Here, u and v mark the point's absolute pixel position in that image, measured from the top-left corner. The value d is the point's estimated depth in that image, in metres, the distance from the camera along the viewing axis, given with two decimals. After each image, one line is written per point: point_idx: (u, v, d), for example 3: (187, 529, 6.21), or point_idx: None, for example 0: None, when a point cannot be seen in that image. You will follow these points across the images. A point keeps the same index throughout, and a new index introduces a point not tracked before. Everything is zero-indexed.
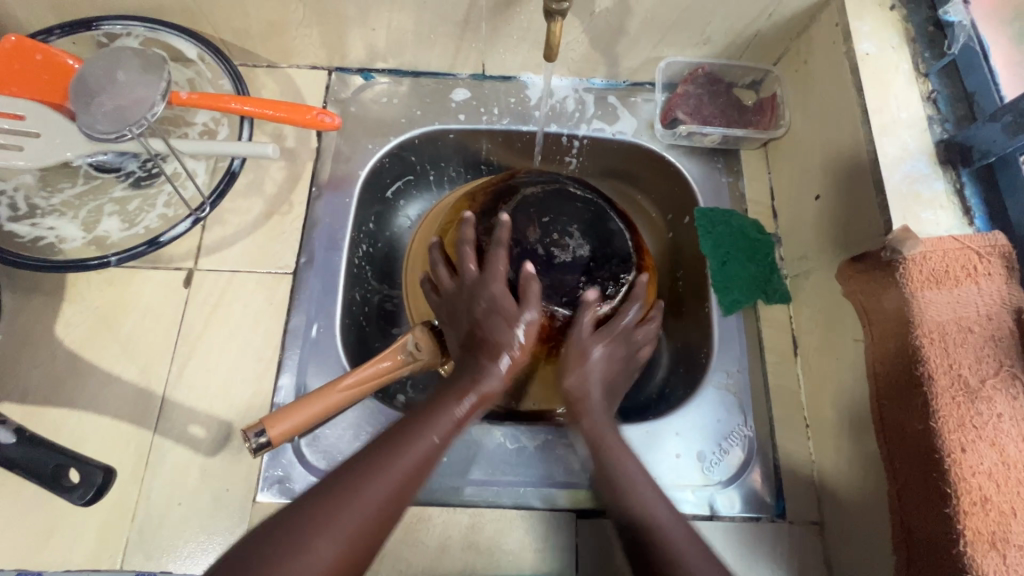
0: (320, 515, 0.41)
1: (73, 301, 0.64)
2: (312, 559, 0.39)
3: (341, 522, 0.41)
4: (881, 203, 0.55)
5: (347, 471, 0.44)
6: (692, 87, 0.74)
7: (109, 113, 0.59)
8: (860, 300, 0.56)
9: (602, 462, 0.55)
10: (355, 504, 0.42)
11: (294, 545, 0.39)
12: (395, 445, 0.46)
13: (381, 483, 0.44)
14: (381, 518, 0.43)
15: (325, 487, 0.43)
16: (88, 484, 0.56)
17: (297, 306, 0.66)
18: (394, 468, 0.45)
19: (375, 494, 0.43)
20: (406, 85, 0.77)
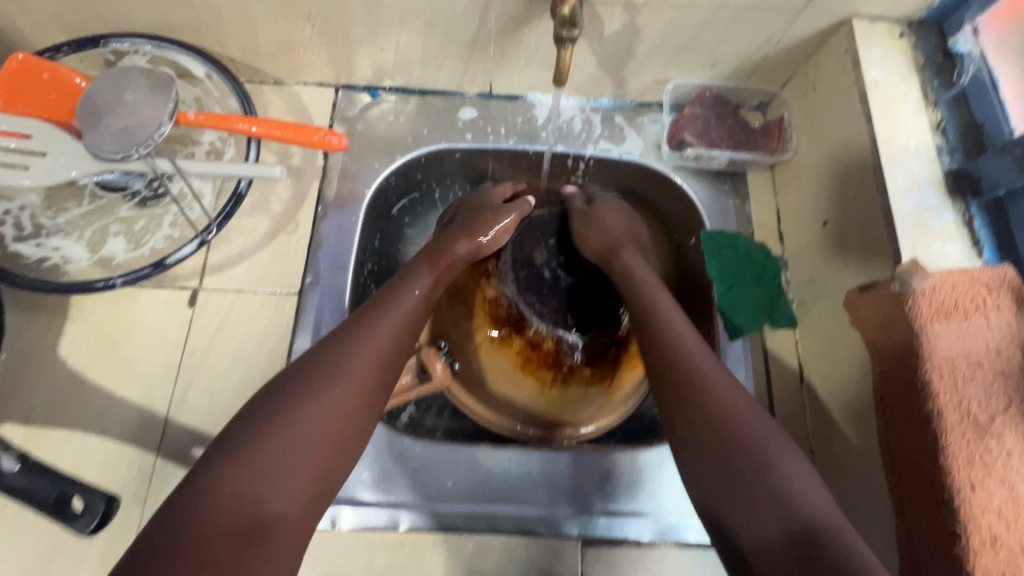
0: (310, 380, 0.47)
1: (77, 320, 0.64)
2: (313, 409, 0.46)
3: (333, 383, 0.48)
4: (889, 234, 0.54)
5: (327, 348, 0.50)
6: (699, 108, 0.74)
7: (116, 133, 0.58)
8: (868, 330, 0.55)
9: (653, 329, 0.56)
10: (340, 369, 0.48)
11: (295, 405, 0.46)
12: (367, 321, 0.53)
13: (360, 347, 0.50)
14: (367, 375, 0.50)
15: (308, 361, 0.49)
16: (91, 513, 0.57)
17: (301, 328, 0.66)
18: (367, 337, 0.51)
19: (357, 358, 0.50)
20: (413, 103, 0.77)
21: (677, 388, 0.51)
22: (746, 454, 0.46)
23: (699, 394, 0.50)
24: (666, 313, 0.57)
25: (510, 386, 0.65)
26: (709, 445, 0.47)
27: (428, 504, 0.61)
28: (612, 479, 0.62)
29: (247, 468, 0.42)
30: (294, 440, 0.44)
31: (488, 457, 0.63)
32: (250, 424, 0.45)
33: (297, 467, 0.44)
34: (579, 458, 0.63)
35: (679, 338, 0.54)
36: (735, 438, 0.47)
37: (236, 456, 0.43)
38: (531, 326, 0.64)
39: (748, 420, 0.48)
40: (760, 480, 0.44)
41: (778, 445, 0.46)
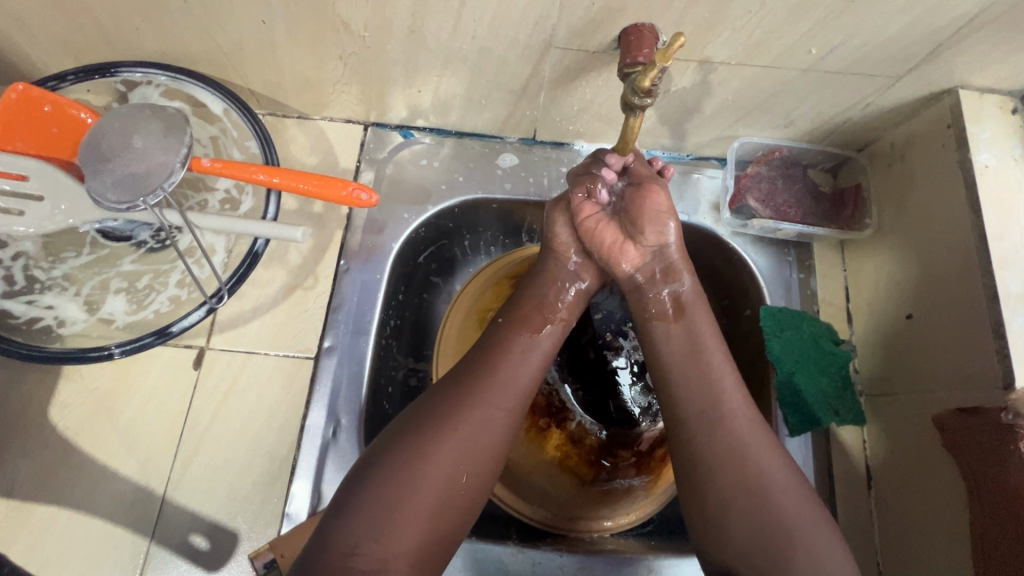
0: (416, 444, 0.45)
1: (70, 379, 0.58)
2: (426, 476, 0.45)
3: (443, 448, 0.46)
4: (999, 349, 0.47)
5: (433, 406, 0.48)
6: (764, 168, 0.68)
7: (121, 180, 0.52)
8: (964, 458, 0.49)
9: (695, 367, 0.51)
10: (449, 431, 0.46)
11: (403, 474, 0.44)
12: (475, 376, 0.49)
13: (468, 407, 0.48)
14: (480, 435, 0.47)
15: (411, 419, 0.47)
16: None
17: (315, 400, 0.59)
18: (478, 395, 0.48)
19: (466, 421, 0.47)
20: (449, 146, 0.70)
21: (713, 454, 0.47)
22: (788, 533, 0.44)
23: (737, 467, 0.46)
24: (709, 356, 0.51)
25: (545, 480, 0.61)
26: (749, 524, 0.45)
27: None
28: None
29: (363, 541, 0.42)
30: (410, 513, 0.43)
31: (514, 558, 0.56)
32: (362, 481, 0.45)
33: (413, 540, 0.43)
34: (618, 567, 0.56)
35: (718, 396, 0.49)
36: (775, 516, 0.45)
37: (348, 526, 0.43)
38: (574, 419, 0.64)
39: (783, 491, 0.46)
40: (799, 560, 0.43)
41: (810, 514, 0.45)
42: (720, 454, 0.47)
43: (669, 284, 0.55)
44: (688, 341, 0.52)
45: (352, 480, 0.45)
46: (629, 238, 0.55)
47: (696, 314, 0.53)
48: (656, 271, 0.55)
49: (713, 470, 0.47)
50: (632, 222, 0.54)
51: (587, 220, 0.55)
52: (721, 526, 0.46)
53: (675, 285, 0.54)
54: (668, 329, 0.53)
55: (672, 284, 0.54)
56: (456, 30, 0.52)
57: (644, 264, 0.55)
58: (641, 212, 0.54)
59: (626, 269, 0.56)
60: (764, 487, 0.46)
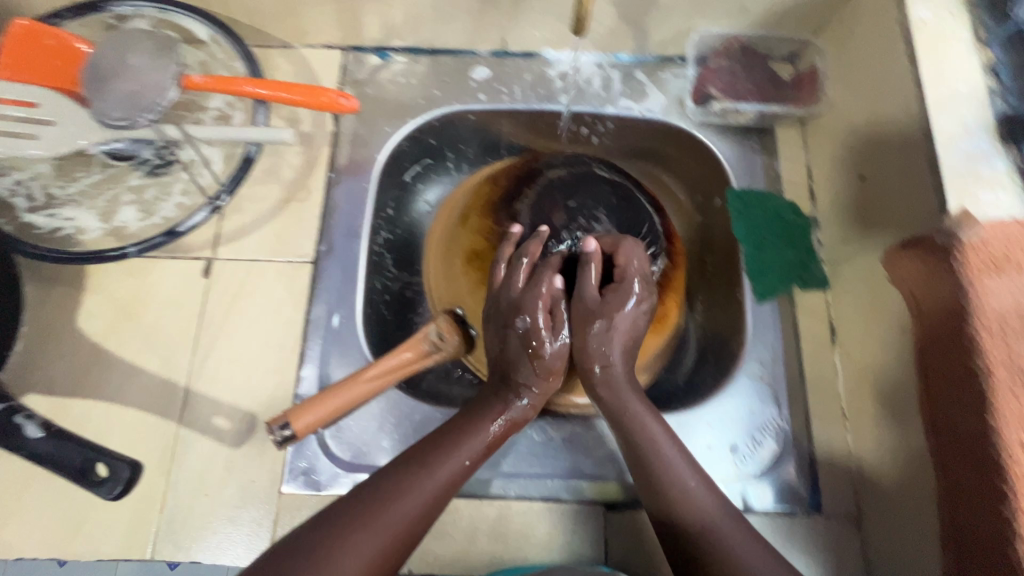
0: (353, 526, 0.43)
1: (94, 292, 0.64)
2: (347, 569, 0.41)
3: (351, 558, 0.42)
4: (935, 182, 0.51)
5: (351, 507, 0.44)
6: (725, 60, 0.71)
7: (122, 99, 0.57)
8: (910, 288, 0.53)
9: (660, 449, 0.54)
10: (382, 528, 0.44)
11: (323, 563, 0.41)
12: (404, 477, 0.47)
13: (411, 496, 0.46)
14: (409, 534, 0.45)
15: (352, 500, 0.45)
16: (116, 479, 0.55)
17: (318, 296, 0.65)
18: (400, 500, 0.45)
19: (405, 512, 0.45)
20: (424, 63, 0.74)
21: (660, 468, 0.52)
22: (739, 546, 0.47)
23: (672, 481, 0.52)
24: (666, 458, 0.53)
25: None
26: None
27: None
28: None
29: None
30: None
31: None
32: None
33: None
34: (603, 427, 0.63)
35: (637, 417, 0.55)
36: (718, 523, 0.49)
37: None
38: None
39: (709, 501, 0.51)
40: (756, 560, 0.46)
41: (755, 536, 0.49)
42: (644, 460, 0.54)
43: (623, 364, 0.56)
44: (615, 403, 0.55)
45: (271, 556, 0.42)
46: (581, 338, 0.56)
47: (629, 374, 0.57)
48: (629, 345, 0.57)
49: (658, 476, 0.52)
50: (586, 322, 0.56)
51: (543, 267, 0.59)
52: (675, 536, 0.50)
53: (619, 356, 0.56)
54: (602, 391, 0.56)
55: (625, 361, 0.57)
56: None
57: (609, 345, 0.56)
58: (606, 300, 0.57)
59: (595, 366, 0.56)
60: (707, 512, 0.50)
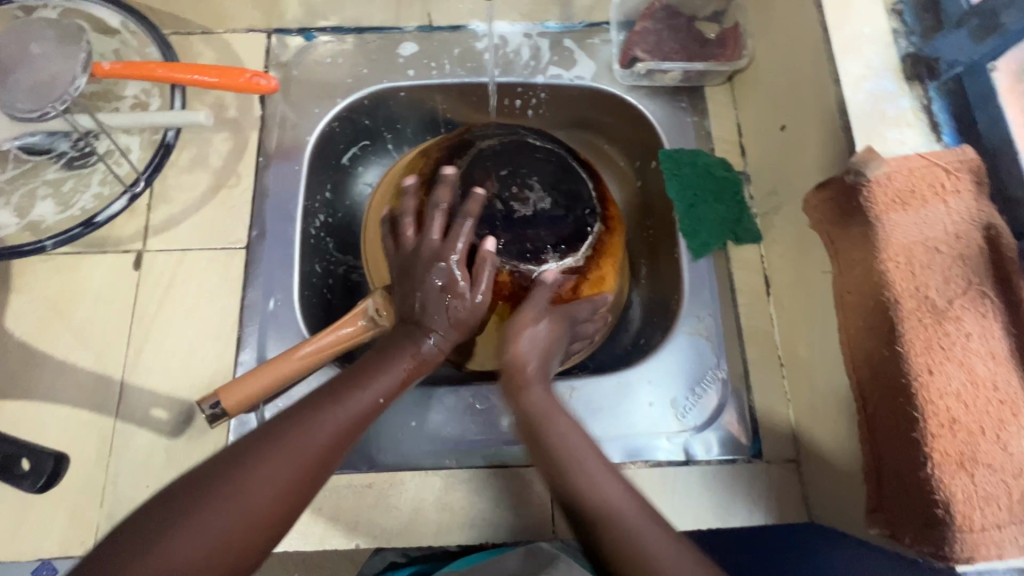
0: (254, 460, 0.43)
1: (21, 292, 0.62)
2: (244, 507, 0.42)
3: (255, 480, 0.42)
4: (843, 124, 0.52)
5: (264, 433, 0.45)
6: (650, 23, 0.71)
7: (30, 90, 0.55)
8: (826, 230, 0.54)
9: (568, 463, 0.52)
10: (284, 462, 0.44)
11: (218, 501, 0.41)
12: (316, 405, 0.47)
13: (314, 432, 0.46)
14: (319, 465, 0.45)
15: (252, 439, 0.45)
16: (38, 472, 0.56)
17: (253, 281, 0.64)
18: (311, 427, 0.46)
19: (310, 445, 0.45)
20: (350, 42, 0.73)
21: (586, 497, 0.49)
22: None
23: (597, 506, 0.49)
24: (588, 469, 0.51)
25: None
26: None
27: (393, 444, 0.62)
28: (576, 406, 0.62)
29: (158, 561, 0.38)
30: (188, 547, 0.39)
31: (454, 393, 0.64)
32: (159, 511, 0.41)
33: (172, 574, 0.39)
34: None
35: (559, 435, 0.53)
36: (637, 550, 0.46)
37: (159, 537, 0.39)
38: None
39: (640, 528, 0.47)
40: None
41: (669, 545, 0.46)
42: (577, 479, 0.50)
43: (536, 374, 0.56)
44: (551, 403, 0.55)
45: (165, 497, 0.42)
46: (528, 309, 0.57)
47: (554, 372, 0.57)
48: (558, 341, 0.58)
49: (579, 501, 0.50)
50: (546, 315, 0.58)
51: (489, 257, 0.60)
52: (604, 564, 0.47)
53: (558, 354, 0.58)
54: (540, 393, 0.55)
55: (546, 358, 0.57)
56: None
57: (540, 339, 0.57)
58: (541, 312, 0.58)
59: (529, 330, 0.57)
60: (631, 544, 0.46)
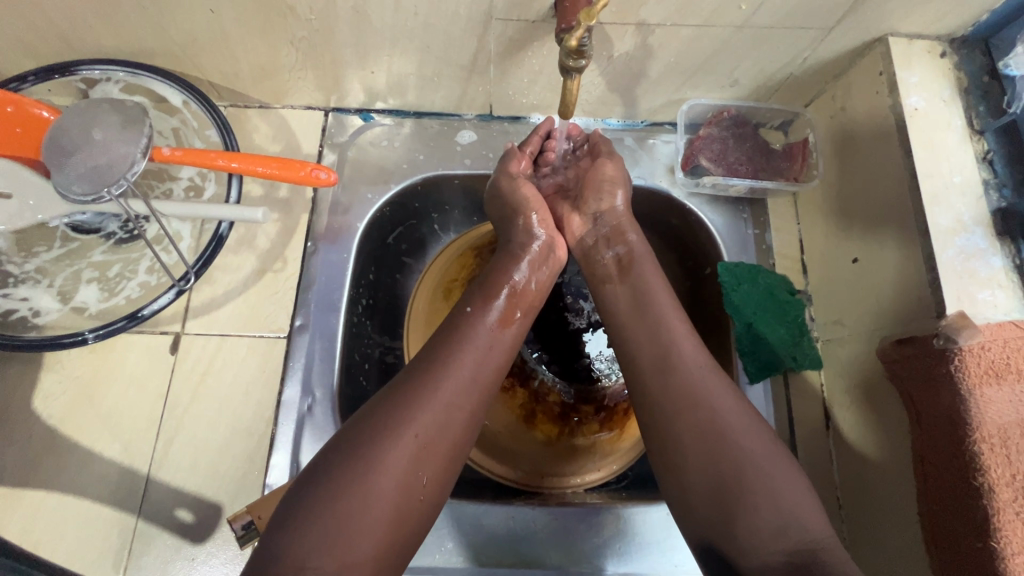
0: (365, 453, 0.42)
1: (52, 370, 0.60)
2: (384, 483, 0.41)
3: (395, 453, 0.42)
4: (932, 280, 0.50)
5: (369, 415, 0.44)
6: (716, 129, 0.69)
7: (84, 172, 0.53)
8: (908, 389, 0.50)
9: (639, 328, 0.52)
10: (407, 433, 0.43)
11: (355, 487, 0.40)
12: (410, 379, 0.46)
13: (427, 400, 0.45)
14: (446, 424, 0.45)
15: (362, 421, 0.44)
16: None
17: (291, 376, 0.61)
18: (416, 395, 0.45)
19: (423, 415, 0.44)
20: (408, 126, 0.72)
21: (682, 415, 0.47)
22: (735, 504, 0.43)
23: (656, 350, 0.50)
24: (659, 305, 0.53)
25: (511, 441, 0.64)
26: (703, 473, 0.45)
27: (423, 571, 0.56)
28: (623, 536, 0.58)
29: (317, 550, 0.38)
30: (366, 522, 0.40)
31: (489, 514, 0.58)
32: (307, 488, 0.41)
33: (365, 552, 0.39)
34: (588, 517, 0.58)
35: (670, 346, 0.50)
36: (740, 464, 0.44)
37: (323, 506, 0.40)
38: (537, 377, 0.68)
39: (747, 443, 0.45)
40: (760, 500, 0.43)
41: (771, 460, 0.44)
42: (679, 397, 0.47)
43: (616, 247, 0.58)
44: (632, 297, 0.55)
45: (301, 486, 0.42)
46: (574, 210, 0.62)
47: (642, 270, 0.56)
48: (604, 234, 0.60)
49: (669, 418, 0.47)
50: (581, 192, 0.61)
51: (551, 196, 0.65)
52: (681, 474, 0.46)
53: (620, 247, 0.58)
54: (615, 289, 0.56)
55: (618, 246, 0.58)
56: (398, 10, 0.54)
57: (587, 230, 0.61)
58: (590, 180, 0.60)
59: (580, 230, 0.62)
60: (712, 418, 0.46)
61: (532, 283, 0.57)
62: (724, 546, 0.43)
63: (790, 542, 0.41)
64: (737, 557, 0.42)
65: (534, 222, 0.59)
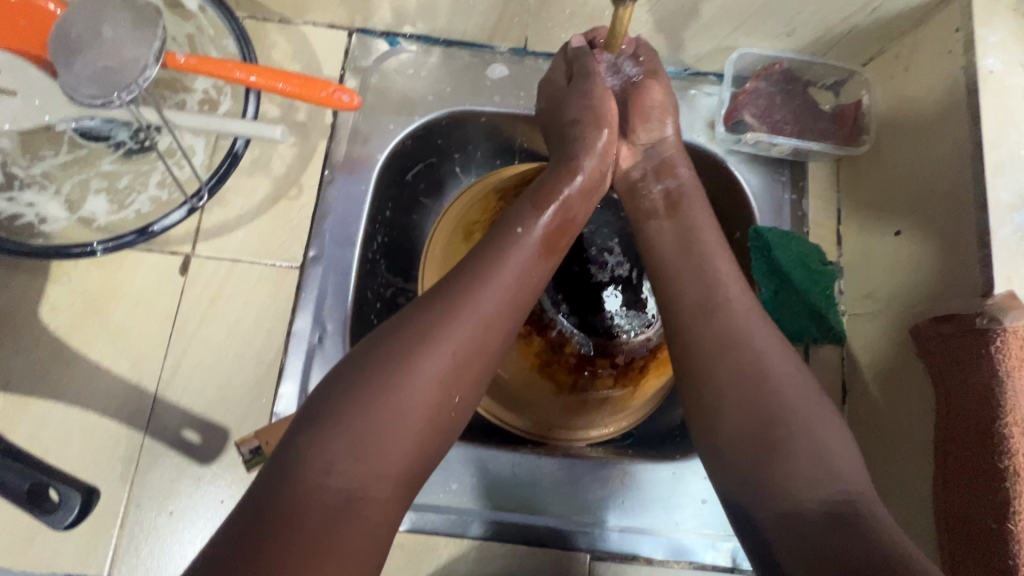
0: (401, 361, 0.41)
1: (59, 282, 0.59)
2: (419, 394, 0.40)
3: (430, 364, 0.41)
4: (982, 258, 0.47)
5: (405, 324, 0.43)
6: (763, 83, 0.65)
7: (94, 74, 0.49)
8: (939, 366, 0.49)
9: (680, 271, 0.51)
10: (444, 347, 0.42)
11: (389, 394, 0.39)
12: (447, 293, 0.44)
13: (465, 316, 0.43)
14: (483, 340, 0.44)
15: (394, 330, 0.42)
16: (67, 507, 0.47)
17: (302, 307, 0.60)
18: (454, 309, 0.43)
19: (460, 330, 0.43)
20: (436, 55, 0.67)
21: (722, 359, 0.45)
22: (767, 452, 0.41)
23: (700, 292, 0.49)
24: (706, 246, 0.51)
25: (522, 389, 0.64)
26: (739, 413, 0.44)
27: (428, 505, 0.57)
28: (628, 491, 0.58)
29: (349, 453, 0.38)
30: (399, 429, 0.39)
31: (495, 459, 0.58)
32: (339, 391, 0.40)
33: (396, 458, 0.39)
34: (594, 469, 0.58)
35: (715, 287, 0.49)
36: (778, 411, 0.42)
37: (355, 411, 0.39)
38: (555, 327, 0.67)
39: (787, 390, 0.43)
40: (795, 445, 0.41)
41: (813, 409, 0.43)
42: (720, 341, 0.46)
43: (664, 181, 0.56)
44: (679, 234, 0.53)
45: (331, 387, 0.41)
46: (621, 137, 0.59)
47: (691, 209, 0.54)
48: (650, 169, 0.58)
49: (708, 360, 0.46)
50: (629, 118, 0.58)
51: None
52: (715, 418, 0.45)
53: (670, 180, 0.56)
54: (661, 225, 0.54)
55: (667, 180, 0.56)
56: None
57: (636, 161, 0.58)
58: (638, 106, 0.57)
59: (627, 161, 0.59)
60: (753, 365, 0.45)
61: (578, 213, 0.54)
62: (753, 491, 0.41)
63: (825, 490, 0.39)
64: (762, 502, 0.40)
65: (589, 136, 0.56)
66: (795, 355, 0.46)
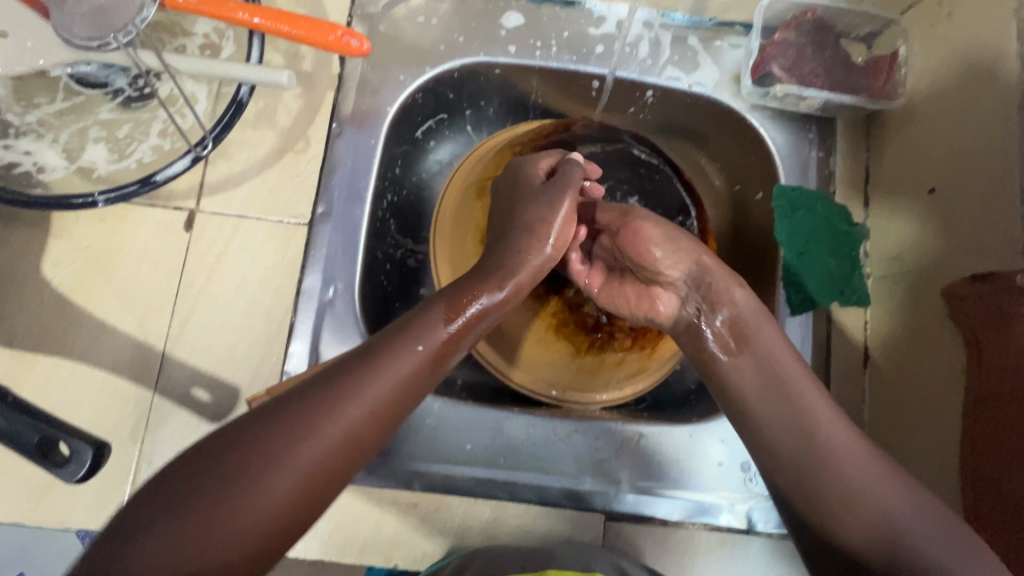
0: (245, 472, 0.37)
1: (61, 237, 0.57)
2: (258, 511, 0.37)
3: (275, 479, 0.37)
4: None
5: (262, 423, 0.38)
6: (793, 34, 0.62)
7: (87, 12, 0.46)
8: (972, 327, 0.47)
9: (761, 374, 0.49)
10: (295, 465, 0.38)
11: (222, 506, 0.36)
12: (314, 395, 0.40)
13: (331, 424, 0.39)
14: (345, 457, 0.40)
15: (246, 428, 0.38)
16: (79, 461, 0.45)
17: (312, 263, 0.58)
18: (316, 420, 0.39)
19: (318, 447, 0.38)
20: (448, 2, 0.64)
21: (801, 454, 0.45)
22: (818, 507, 0.43)
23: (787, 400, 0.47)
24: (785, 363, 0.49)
25: (536, 349, 0.62)
26: (812, 499, 0.43)
27: (442, 462, 0.56)
28: (644, 454, 0.57)
29: (163, 564, 0.34)
30: (225, 542, 0.36)
31: (509, 420, 0.57)
32: (169, 489, 0.36)
33: (213, 572, 0.36)
34: (609, 432, 0.57)
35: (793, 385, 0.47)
36: (853, 493, 0.42)
37: (179, 517, 0.35)
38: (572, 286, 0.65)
39: (863, 473, 0.43)
40: (864, 518, 0.41)
41: (892, 487, 0.42)
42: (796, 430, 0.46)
43: (723, 311, 0.51)
44: (761, 370, 0.49)
45: (183, 464, 0.38)
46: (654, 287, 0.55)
47: (763, 338, 0.50)
48: (702, 302, 0.52)
49: (790, 461, 0.45)
50: (644, 267, 0.55)
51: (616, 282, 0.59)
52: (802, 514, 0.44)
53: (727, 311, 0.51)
54: (736, 362, 0.50)
55: (726, 309, 0.51)
56: None
57: (685, 298, 0.53)
58: (637, 251, 0.54)
59: (672, 304, 0.54)
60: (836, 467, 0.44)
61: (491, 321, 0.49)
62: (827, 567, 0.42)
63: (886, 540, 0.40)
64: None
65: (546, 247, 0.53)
66: (835, 403, 0.48)
